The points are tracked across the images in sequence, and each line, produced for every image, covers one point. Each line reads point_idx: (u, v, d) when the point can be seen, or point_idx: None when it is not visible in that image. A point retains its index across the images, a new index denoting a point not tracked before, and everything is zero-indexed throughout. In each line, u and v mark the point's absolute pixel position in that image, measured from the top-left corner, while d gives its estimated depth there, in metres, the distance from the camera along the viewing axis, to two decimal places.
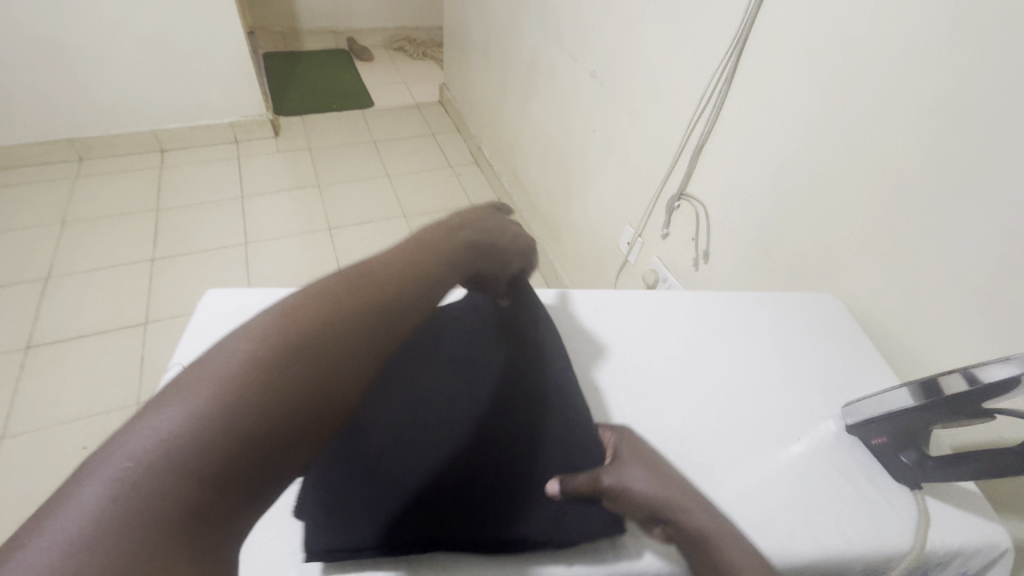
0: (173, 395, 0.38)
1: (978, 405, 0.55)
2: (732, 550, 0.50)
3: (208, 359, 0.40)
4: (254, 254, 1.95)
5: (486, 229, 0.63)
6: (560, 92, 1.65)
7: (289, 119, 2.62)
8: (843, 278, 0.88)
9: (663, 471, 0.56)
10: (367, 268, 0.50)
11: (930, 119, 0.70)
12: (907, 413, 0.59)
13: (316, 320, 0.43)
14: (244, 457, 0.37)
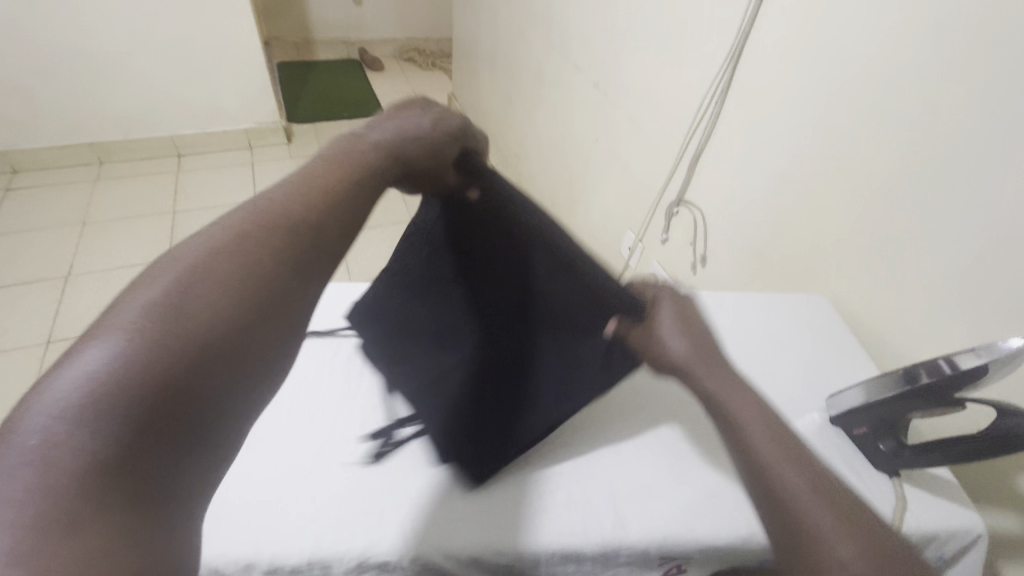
0: (87, 345, 0.34)
1: (951, 392, 0.58)
2: (739, 406, 0.50)
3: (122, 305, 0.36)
4: None
5: (406, 123, 0.56)
6: (565, 102, 1.70)
7: (301, 127, 2.70)
8: (833, 280, 0.92)
9: (694, 327, 0.56)
10: (298, 187, 0.47)
11: (909, 130, 0.75)
12: (886, 401, 0.62)
13: (249, 239, 0.41)
14: (185, 378, 0.34)
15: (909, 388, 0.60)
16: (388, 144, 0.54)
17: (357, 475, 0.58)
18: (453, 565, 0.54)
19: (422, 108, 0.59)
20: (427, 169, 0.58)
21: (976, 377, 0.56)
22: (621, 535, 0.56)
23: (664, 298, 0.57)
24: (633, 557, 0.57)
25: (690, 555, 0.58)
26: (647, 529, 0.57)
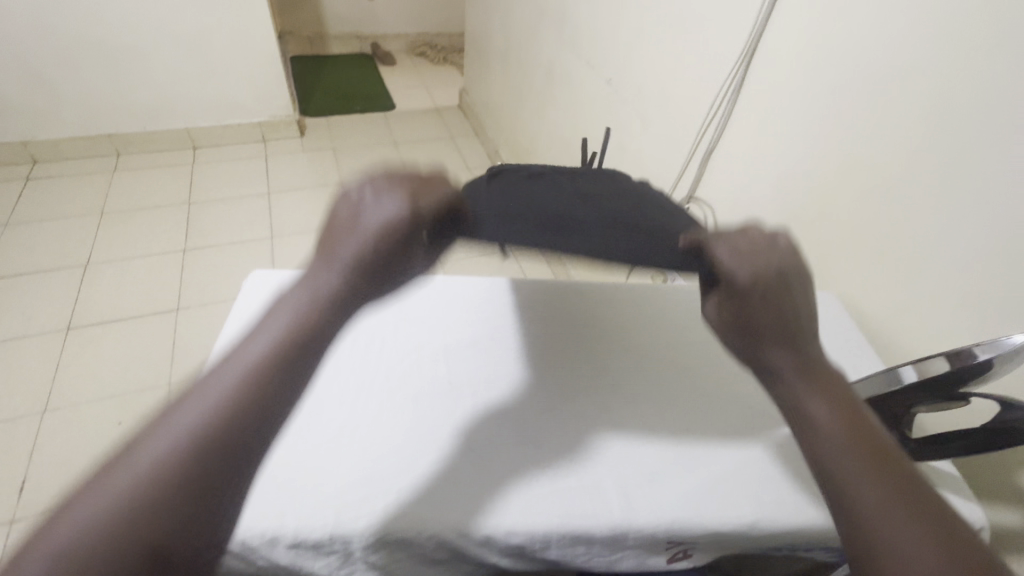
0: (109, 485, 0.33)
1: (952, 386, 0.60)
2: (822, 407, 0.46)
3: (150, 437, 0.36)
4: (279, 248, 2.05)
5: (374, 216, 0.47)
6: (577, 99, 1.71)
7: (315, 121, 2.72)
8: (842, 277, 0.93)
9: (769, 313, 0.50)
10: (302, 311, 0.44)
11: (919, 130, 0.76)
12: (886, 400, 0.64)
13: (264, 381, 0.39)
14: (197, 534, 0.34)
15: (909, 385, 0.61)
16: (361, 250, 0.46)
17: (374, 458, 0.60)
18: (470, 543, 0.56)
19: (387, 189, 0.48)
20: (400, 265, 0.48)
21: (980, 370, 0.57)
22: (630, 518, 0.58)
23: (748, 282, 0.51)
24: (641, 540, 0.59)
25: (697, 539, 0.60)
26: (656, 515, 0.58)
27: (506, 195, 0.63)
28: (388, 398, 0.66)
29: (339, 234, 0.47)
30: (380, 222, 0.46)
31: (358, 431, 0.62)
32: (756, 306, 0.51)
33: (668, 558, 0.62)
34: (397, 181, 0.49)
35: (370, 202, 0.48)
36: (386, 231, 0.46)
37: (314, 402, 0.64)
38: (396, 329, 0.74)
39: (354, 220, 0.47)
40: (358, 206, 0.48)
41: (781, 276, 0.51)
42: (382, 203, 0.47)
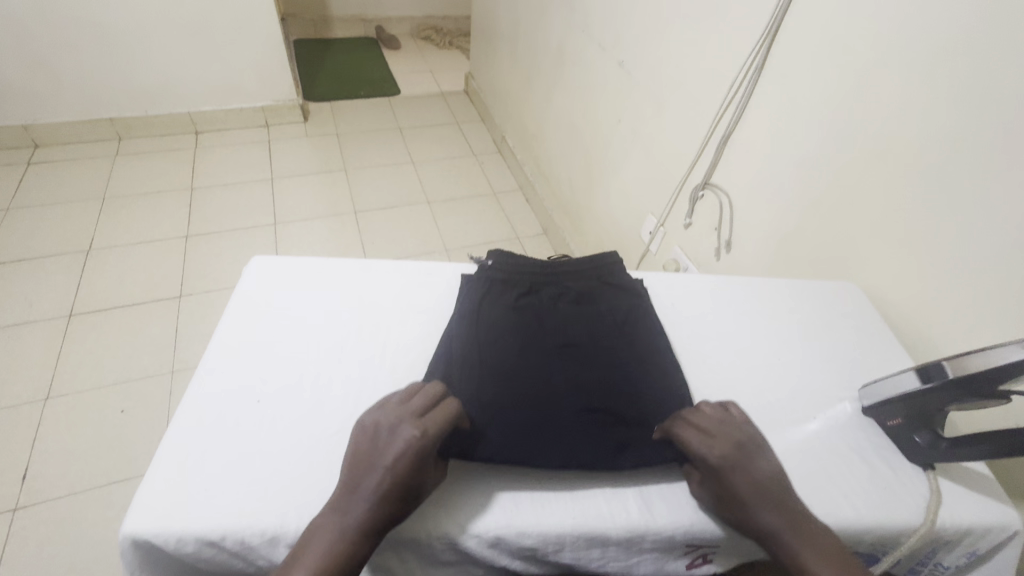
0: None
1: (995, 386, 0.55)
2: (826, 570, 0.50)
3: None
4: (282, 234, 2.02)
5: (392, 444, 0.51)
6: (587, 83, 1.66)
7: (318, 105, 2.68)
8: (866, 268, 0.89)
9: (753, 493, 0.53)
10: (347, 508, 0.49)
11: (957, 114, 0.72)
12: (919, 394, 0.61)
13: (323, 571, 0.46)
14: None
15: (943, 382, 0.58)
16: (388, 476, 0.49)
17: None
18: (477, 544, 0.54)
19: (400, 419, 0.53)
20: (421, 480, 0.51)
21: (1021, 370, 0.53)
22: (649, 520, 0.55)
23: (730, 469, 0.54)
24: (659, 542, 0.56)
25: (717, 542, 0.57)
26: (674, 515, 0.56)
27: (491, 340, 0.65)
28: (394, 389, 0.63)
29: (366, 460, 0.51)
30: (401, 451, 0.50)
31: None
32: (744, 485, 0.53)
33: (687, 563, 0.60)
34: (404, 413, 0.53)
35: (388, 431, 0.52)
36: (409, 456, 0.50)
37: (318, 394, 0.62)
38: (402, 319, 0.71)
39: (373, 448, 0.52)
40: (375, 434, 0.52)
41: (749, 451, 0.56)
42: (398, 435, 0.52)
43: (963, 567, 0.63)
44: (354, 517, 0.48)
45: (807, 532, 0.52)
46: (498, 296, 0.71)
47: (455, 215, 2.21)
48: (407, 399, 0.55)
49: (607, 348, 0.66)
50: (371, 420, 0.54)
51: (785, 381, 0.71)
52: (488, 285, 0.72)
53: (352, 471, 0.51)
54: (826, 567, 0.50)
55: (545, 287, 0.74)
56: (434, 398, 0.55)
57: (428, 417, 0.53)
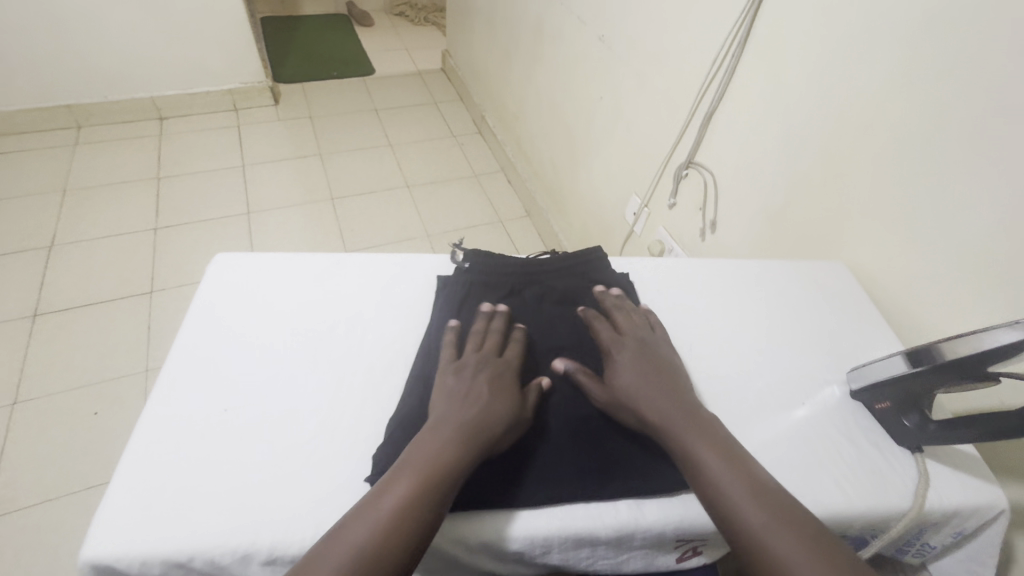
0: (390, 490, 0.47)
1: (983, 368, 0.54)
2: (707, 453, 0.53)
3: (412, 462, 0.50)
4: (257, 223, 1.95)
5: (479, 378, 0.56)
6: (567, 60, 1.61)
7: (288, 87, 2.57)
8: (851, 246, 0.88)
9: (640, 373, 0.60)
10: (475, 391, 0.55)
11: (944, 86, 0.69)
12: (905, 378, 0.60)
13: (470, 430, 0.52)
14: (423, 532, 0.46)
15: (932, 366, 0.57)
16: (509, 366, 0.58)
17: (360, 460, 0.55)
18: (461, 550, 0.53)
19: (478, 358, 0.58)
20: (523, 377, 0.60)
21: (1013, 351, 0.52)
22: (638, 517, 0.54)
23: (621, 351, 0.62)
24: (649, 539, 0.55)
25: (706, 536, 0.57)
26: (664, 511, 0.55)
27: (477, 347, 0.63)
28: (370, 393, 0.60)
29: (489, 357, 0.59)
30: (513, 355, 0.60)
31: (340, 430, 0.57)
32: (625, 367, 0.61)
33: (677, 556, 0.59)
34: (480, 353, 0.59)
35: (471, 367, 0.57)
36: (507, 371, 0.58)
37: (288, 402, 0.59)
38: (376, 316, 0.67)
39: (457, 383, 0.56)
40: (456, 373, 0.57)
41: (642, 345, 0.63)
42: (483, 369, 0.57)
43: (949, 545, 0.63)
44: (452, 438, 0.51)
45: (700, 421, 0.56)
46: (479, 302, 0.68)
47: (436, 199, 2.16)
48: (476, 342, 0.61)
49: (595, 356, 0.65)
50: (483, 337, 0.62)
51: (774, 365, 0.69)
52: (469, 288, 0.68)
53: (479, 366, 0.58)
54: (704, 446, 0.54)
55: (528, 289, 0.70)
56: (500, 337, 0.62)
57: (505, 354, 0.60)
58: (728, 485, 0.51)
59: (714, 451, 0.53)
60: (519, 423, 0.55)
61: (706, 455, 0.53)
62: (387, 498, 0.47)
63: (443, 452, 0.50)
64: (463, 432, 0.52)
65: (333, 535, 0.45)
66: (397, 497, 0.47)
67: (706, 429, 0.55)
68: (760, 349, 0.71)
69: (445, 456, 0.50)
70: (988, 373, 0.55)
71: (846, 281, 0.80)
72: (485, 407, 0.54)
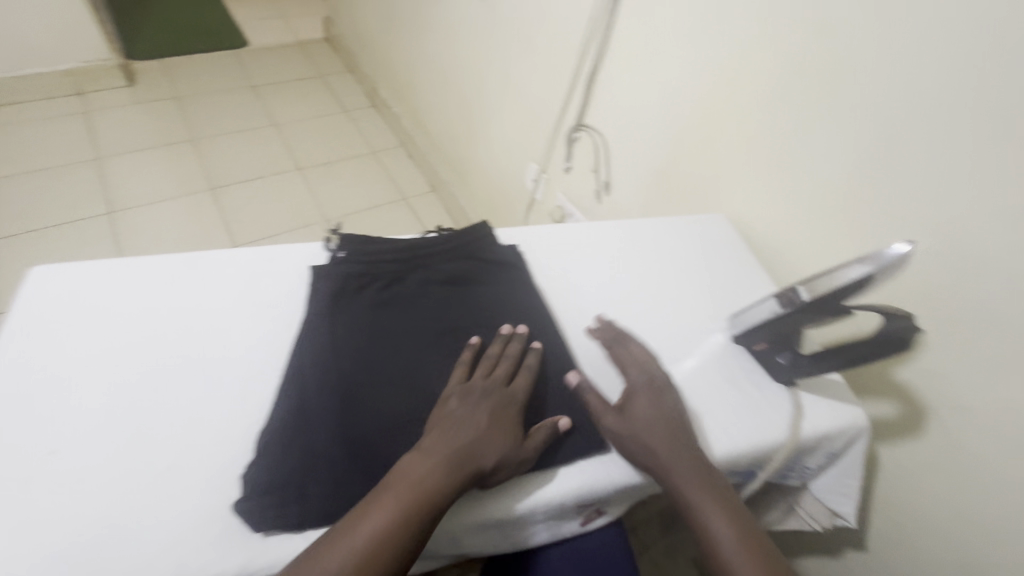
0: (358, 525, 0.46)
1: (838, 304, 0.59)
2: (723, 520, 0.52)
3: (391, 493, 0.47)
4: (123, 223, 1.72)
5: (483, 405, 0.54)
6: (453, 23, 1.54)
7: (145, 65, 2.26)
8: (728, 197, 0.91)
9: (668, 413, 0.58)
10: (473, 424, 0.52)
11: (797, 34, 0.73)
12: (775, 320, 0.63)
13: (456, 469, 0.49)
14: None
15: (797, 307, 0.60)
16: (517, 400, 0.56)
17: (228, 483, 0.49)
18: None
19: (487, 385, 0.56)
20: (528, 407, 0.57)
21: (861, 286, 0.56)
22: (528, 496, 0.54)
23: (643, 388, 0.60)
24: (551, 511, 0.56)
25: (605, 498, 0.58)
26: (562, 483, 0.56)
27: (360, 342, 0.58)
28: (236, 409, 0.54)
29: (494, 387, 0.56)
30: (521, 383, 0.57)
31: (202, 455, 0.50)
32: (648, 402, 0.59)
33: (583, 520, 0.60)
34: (489, 379, 0.56)
35: (477, 393, 0.55)
36: (514, 406, 0.55)
37: (137, 431, 0.51)
38: (239, 321, 0.60)
39: (462, 407, 0.53)
40: (463, 394, 0.55)
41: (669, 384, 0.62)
42: (487, 398, 0.54)
43: (823, 465, 0.70)
44: (441, 477, 0.48)
45: (713, 482, 0.55)
46: (358, 291, 0.62)
47: (332, 181, 2.01)
48: (487, 364, 0.58)
49: (485, 335, 0.62)
50: (495, 363, 0.58)
51: (665, 321, 0.71)
52: (346, 276, 0.62)
53: (484, 399, 0.54)
54: (719, 512, 0.53)
55: (413, 271, 0.66)
56: (513, 364, 0.58)
57: (514, 384, 0.57)
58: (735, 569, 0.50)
59: (724, 523, 0.52)
60: (517, 460, 0.52)
61: (718, 527, 0.52)
62: (364, 528, 0.45)
63: (422, 486, 0.48)
64: (452, 467, 0.49)
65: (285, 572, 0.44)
66: (373, 532, 0.45)
67: (717, 494, 0.54)
68: (650, 305, 0.72)
69: (432, 493, 0.48)
70: (843, 309, 0.60)
71: (723, 232, 0.84)
72: (487, 448, 0.51)
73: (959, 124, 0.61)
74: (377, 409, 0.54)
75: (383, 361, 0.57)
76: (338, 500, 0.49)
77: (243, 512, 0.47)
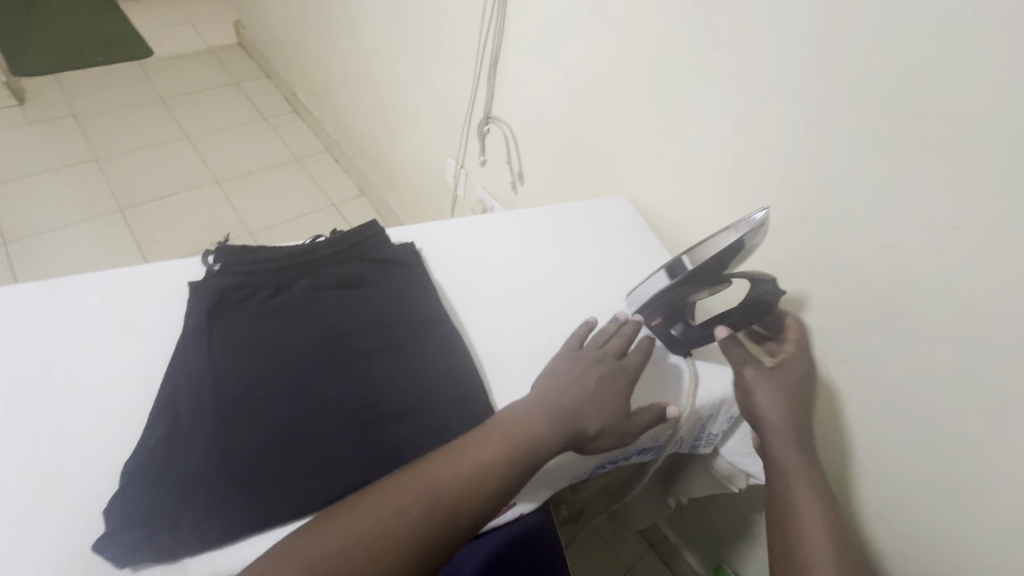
0: (466, 453, 0.53)
1: (720, 270, 0.61)
2: (813, 514, 0.58)
3: (502, 434, 0.54)
4: (20, 253, 1.60)
5: (593, 373, 0.60)
6: (359, 21, 1.50)
7: (36, 81, 2.09)
8: (629, 180, 0.93)
9: (800, 400, 0.63)
10: (587, 391, 0.58)
11: (669, 17, 0.76)
12: (665, 292, 0.64)
13: (559, 427, 0.56)
14: (464, 506, 0.51)
15: (685, 275, 0.62)
16: (628, 374, 0.61)
17: (95, 517, 0.47)
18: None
19: (600, 355, 0.62)
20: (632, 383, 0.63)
21: (737, 249, 0.59)
22: None
23: (795, 368, 0.65)
24: None
25: None
26: None
27: (240, 356, 0.56)
28: (103, 440, 0.51)
29: (607, 360, 0.61)
30: (634, 359, 0.62)
31: (63, 494, 0.47)
32: (795, 380, 0.64)
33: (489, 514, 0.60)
34: (602, 349, 0.62)
35: (591, 359, 0.61)
36: (624, 379, 0.60)
37: None
38: (106, 347, 0.57)
39: (579, 370, 0.60)
40: (575, 358, 0.61)
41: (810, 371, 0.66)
42: (598, 367, 0.60)
43: (727, 430, 0.73)
44: (547, 430, 0.56)
45: (802, 446, 0.61)
46: (237, 305, 0.59)
47: (253, 193, 1.93)
48: (599, 338, 0.64)
49: (377, 337, 0.61)
50: (614, 335, 0.64)
51: (567, 305, 0.72)
52: (221, 289, 0.59)
53: (601, 369, 0.60)
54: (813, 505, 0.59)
55: (300, 277, 0.64)
56: (626, 339, 0.64)
57: (625, 358, 0.62)
58: (806, 523, 0.58)
59: (805, 486, 0.60)
60: (618, 429, 0.58)
61: (799, 488, 0.60)
62: (472, 457, 0.53)
63: (529, 435, 0.55)
64: (557, 424, 0.56)
65: (389, 479, 0.51)
66: (479, 462, 0.53)
67: (807, 460, 0.61)
68: (550, 292, 0.73)
69: (539, 443, 0.55)
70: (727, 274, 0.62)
71: (623, 216, 0.86)
72: (595, 417, 0.57)
73: (811, 95, 0.66)
74: (259, 426, 0.52)
75: (265, 374, 0.55)
76: (217, 524, 0.47)
77: (105, 548, 0.44)
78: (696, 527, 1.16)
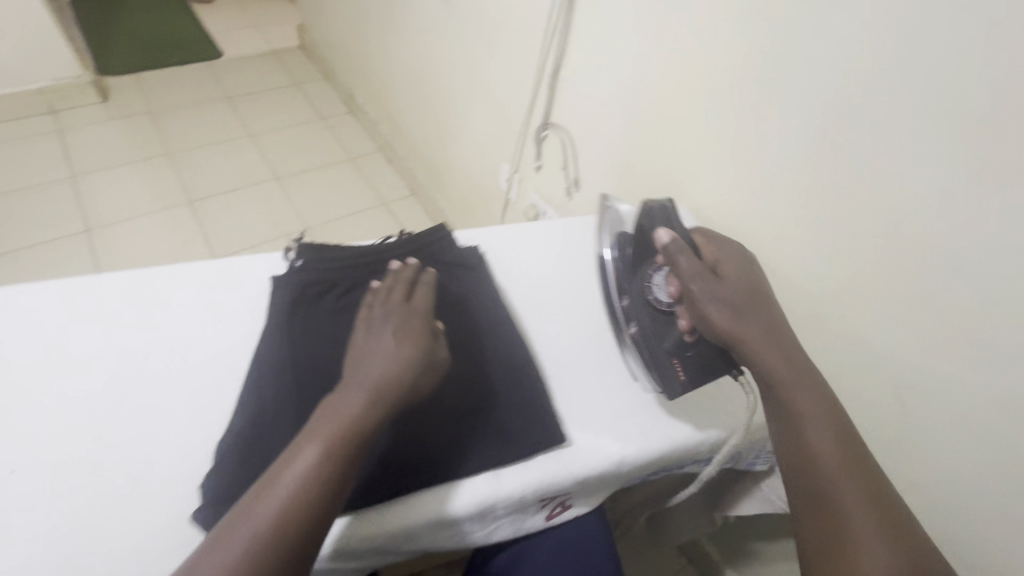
0: (295, 455, 0.47)
1: (638, 259, 0.66)
2: (824, 437, 0.55)
3: (318, 422, 0.49)
4: (101, 240, 1.72)
5: (387, 329, 0.56)
6: (420, 27, 1.55)
7: (118, 80, 2.24)
8: (691, 190, 0.92)
9: (744, 305, 0.59)
10: (381, 349, 0.54)
11: (741, 26, 0.74)
12: (629, 313, 0.65)
13: (378, 390, 0.51)
14: (330, 500, 0.46)
15: (618, 283, 0.66)
16: (422, 317, 0.58)
17: (191, 492, 0.51)
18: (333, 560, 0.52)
19: (387, 310, 0.58)
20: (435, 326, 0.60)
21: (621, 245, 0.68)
22: (497, 489, 0.56)
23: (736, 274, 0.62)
24: (516, 502, 0.57)
25: (569, 490, 0.60)
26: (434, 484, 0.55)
27: (318, 349, 0.59)
28: (197, 419, 0.55)
29: (397, 309, 0.58)
30: (421, 304, 0.60)
31: (162, 468, 0.52)
32: (739, 285, 0.60)
33: (546, 515, 0.62)
34: (387, 304, 0.59)
35: (379, 316, 0.58)
36: (416, 321, 0.57)
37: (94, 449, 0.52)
38: (198, 333, 0.61)
39: (374, 335, 0.56)
40: (365, 322, 0.58)
41: (749, 272, 0.63)
42: (389, 321, 0.57)
43: None
44: (367, 401, 0.51)
45: (776, 340, 0.58)
46: (315, 300, 0.63)
47: (311, 190, 2.01)
48: (384, 292, 0.60)
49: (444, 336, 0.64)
50: (397, 286, 0.61)
51: None
52: (303, 285, 0.62)
53: (394, 322, 0.57)
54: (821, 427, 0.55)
55: (373, 275, 0.67)
56: (408, 284, 0.61)
57: (413, 300, 0.60)
58: (811, 431, 0.55)
59: (806, 396, 0.56)
60: (430, 366, 0.55)
61: (805, 402, 0.56)
62: (303, 457, 0.47)
63: (352, 413, 0.50)
64: (377, 390, 0.51)
65: (239, 506, 0.45)
66: (314, 462, 0.47)
67: (785, 353, 0.58)
68: None
69: (362, 414, 0.50)
70: (643, 233, 0.67)
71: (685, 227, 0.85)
72: (403, 365, 0.53)
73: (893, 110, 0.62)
74: None
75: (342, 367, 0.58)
76: None
77: (202, 521, 0.48)
78: (741, 544, 1.14)
